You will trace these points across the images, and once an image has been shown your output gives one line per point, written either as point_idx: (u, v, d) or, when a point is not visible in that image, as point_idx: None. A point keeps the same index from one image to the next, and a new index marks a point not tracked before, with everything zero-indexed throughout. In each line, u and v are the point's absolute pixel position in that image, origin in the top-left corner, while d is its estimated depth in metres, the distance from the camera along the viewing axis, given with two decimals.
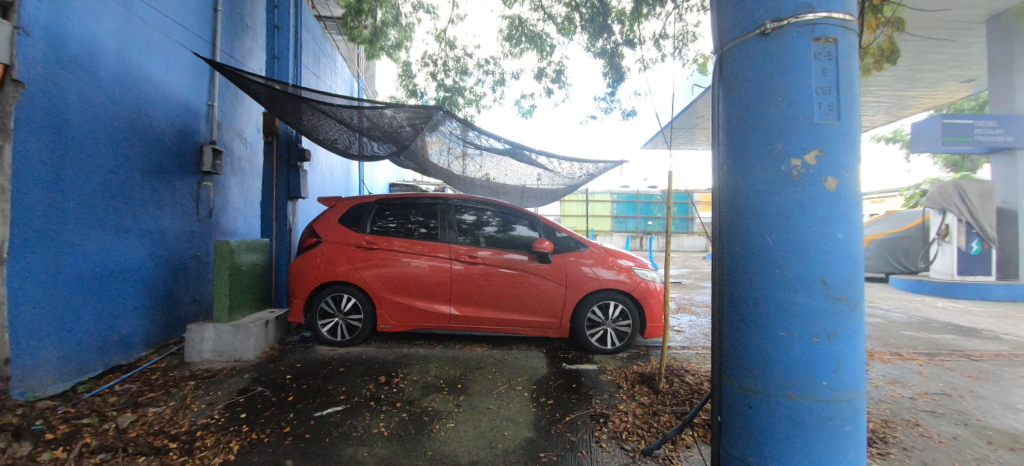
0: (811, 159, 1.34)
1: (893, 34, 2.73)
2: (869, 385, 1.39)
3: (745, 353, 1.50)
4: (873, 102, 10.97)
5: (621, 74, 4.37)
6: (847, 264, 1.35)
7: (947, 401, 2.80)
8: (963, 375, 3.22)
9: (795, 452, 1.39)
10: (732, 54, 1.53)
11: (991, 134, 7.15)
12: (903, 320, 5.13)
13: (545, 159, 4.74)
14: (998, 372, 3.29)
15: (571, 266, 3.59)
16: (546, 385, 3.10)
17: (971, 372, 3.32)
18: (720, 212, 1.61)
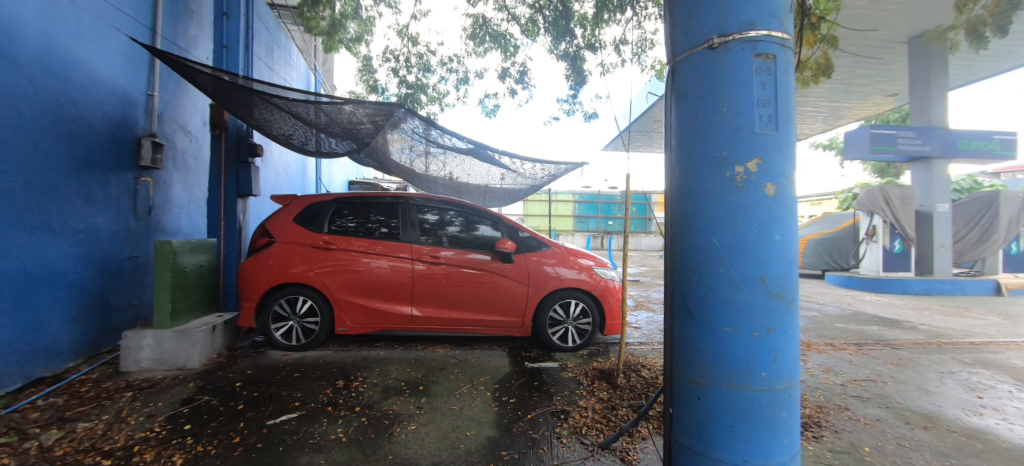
0: (753, 166, 1.42)
1: (828, 50, 2.92)
2: (803, 374, 1.50)
3: (693, 347, 1.57)
4: (813, 112, 11.81)
5: (583, 77, 4.46)
6: (783, 263, 1.45)
7: (872, 386, 3.06)
8: (886, 363, 3.54)
9: (739, 439, 1.47)
10: (683, 65, 1.59)
11: (911, 144, 7.86)
12: (835, 313, 5.57)
13: (509, 159, 4.75)
14: (914, 359, 3.64)
15: (535, 266, 3.63)
16: (508, 384, 3.11)
17: (893, 359, 3.64)
18: (672, 215, 1.67)
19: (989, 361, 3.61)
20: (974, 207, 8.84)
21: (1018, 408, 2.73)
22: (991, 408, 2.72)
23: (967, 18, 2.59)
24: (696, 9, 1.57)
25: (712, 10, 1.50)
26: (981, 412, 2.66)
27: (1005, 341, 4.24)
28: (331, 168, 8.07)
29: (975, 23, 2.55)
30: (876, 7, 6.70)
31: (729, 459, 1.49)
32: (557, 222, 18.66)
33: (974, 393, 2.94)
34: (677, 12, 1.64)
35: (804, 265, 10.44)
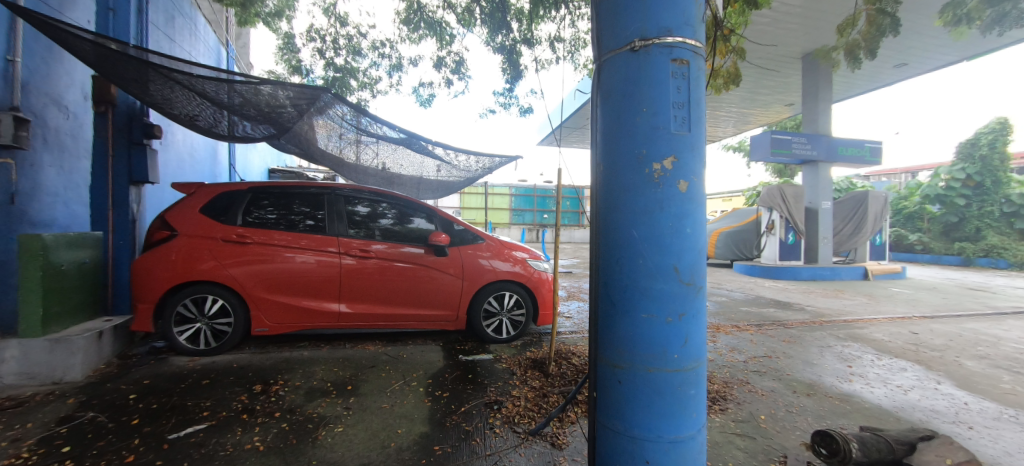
0: (669, 164, 1.52)
1: (738, 60, 3.17)
2: (709, 354, 1.63)
3: (614, 334, 1.65)
4: (726, 116, 13.04)
5: (519, 72, 4.51)
6: (693, 254, 1.57)
7: (768, 361, 3.45)
8: (780, 340, 4.01)
9: (654, 417, 1.58)
10: (608, 65, 1.65)
11: (802, 149, 8.96)
12: (741, 298, 6.23)
13: (443, 150, 4.67)
14: (802, 336, 4.18)
15: (470, 259, 3.61)
16: (442, 378, 3.07)
17: (785, 337, 4.15)
18: (596, 209, 1.73)
19: (857, 335, 4.25)
20: (848, 204, 10.34)
21: (877, 373, 3.25)
22: (857, 375, 3.21)
23: (845, 41, 2.90)
24: (621, 10, 1.62)
25: (635, 12, 1.56)
26: (851, 378, 3.13)
27: (868, 318, 5.03)
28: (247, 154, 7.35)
29: (853, 46, 2.86)
30: (778, 25, 7.49)
31: (645, 436, 1.60)
32: (494, 215, 18.71)
33: (845, 363, 3.44)
34: (604, 12, 1.68)
35: (716, 256, 11.48)
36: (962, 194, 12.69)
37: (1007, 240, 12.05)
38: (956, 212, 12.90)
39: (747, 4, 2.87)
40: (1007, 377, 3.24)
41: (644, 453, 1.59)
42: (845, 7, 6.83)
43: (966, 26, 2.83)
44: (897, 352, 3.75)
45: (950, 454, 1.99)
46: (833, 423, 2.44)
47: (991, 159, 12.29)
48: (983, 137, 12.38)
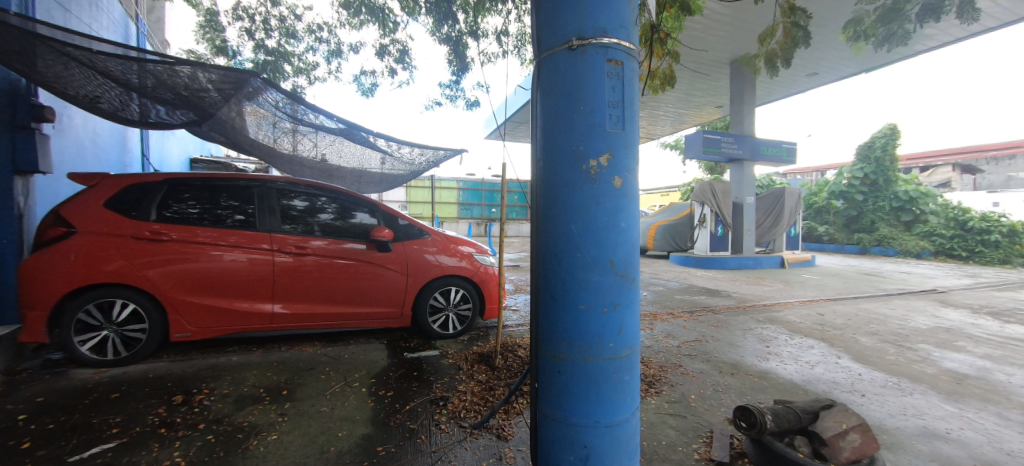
0: (605, 161, 1.57)
1: (673, 63, 3.31)
2: (641, 341, 1.72)
3: (554, 326, 1.68)
4: (664, 116, 13.84)
5: (465, 64, 4.47)
6: (627, 247, 1.64)
7: (699, 345, 3.72)
8: (709, 325, 4.34)
9: (592, 404, 1.64)
10: (547, 62, 1.67)
11: (730, 148, 9.68)
12: (676, 287, 6.65)
13: (386, 142, 4.54)
14: (728, 320, 4.54)
15: (415, 255, 3.56)
16: (386, 377, 2.99)
17: (714, 321, 4.49)
18: (537, 204, 1.75)
19: (774, 318, 4.69)
20: (768, 200, 11.38)
21: (790, 351, 3.61)
22: (773, 353, 3.54)
23: (766, 50, 3.08)
24: (559, 9, 1.63)
25: (573, 12, 1.58)
26: (768, 357, 3.45)
27: (783, 302, 5.57)
28: (163, 141, 6.65)
29: (772, 55, 3.07)
30: (710, 32, 8.00)
31: (584, 423, 1.65)
32: (442, 209, 18.48)
33: (763, 343, 3.79)
34: (544, 9, 1.69)
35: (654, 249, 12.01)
36: (861, 190, 14.40)
37: (895, 231, 13.86)
38: (856, 206, 14.59)
39: (681, 9, 3.00)
40: (891, 349, 3.75)
41: (583, 439, 1.65)
42: (767, 18, 7.46)
43: (864, 41, 3.16)
44: (806, 332, 4.20)
45: (845, 418, 2.20)
46: (752, 398, 2.70)
47: (883, 160, 14.02)
48: (877, 140, 14.12)
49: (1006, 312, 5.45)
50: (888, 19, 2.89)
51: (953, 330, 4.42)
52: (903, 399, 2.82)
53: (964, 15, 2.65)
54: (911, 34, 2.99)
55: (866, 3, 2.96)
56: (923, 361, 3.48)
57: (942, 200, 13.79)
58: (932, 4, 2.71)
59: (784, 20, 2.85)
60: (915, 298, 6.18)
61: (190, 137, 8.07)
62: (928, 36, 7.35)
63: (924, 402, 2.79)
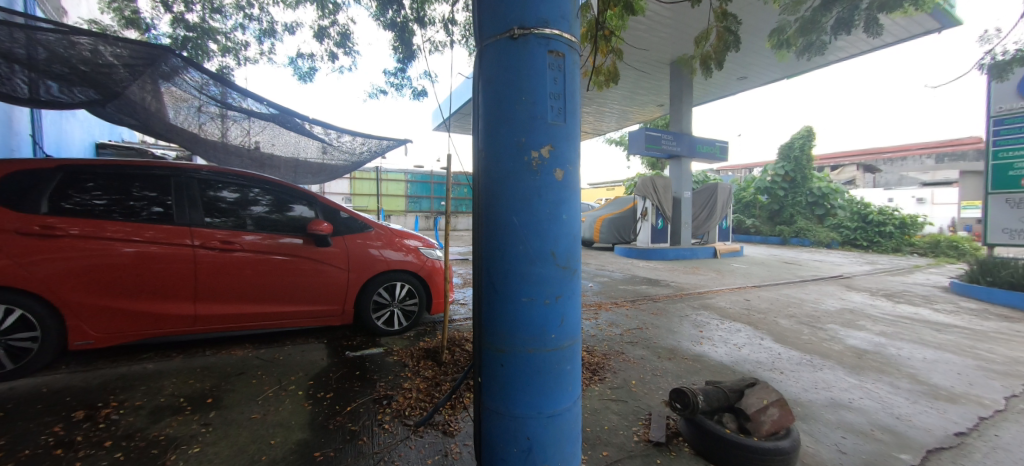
0: (546, 152, 1.58)
1: (617, 61, 3.35)
2: (583, 332, 1.76)
3: (498, 319, 1.66)
4: (610, 112, 14.37)
5: (411, 52, 4.33)
6: (568, 239, 1.67)
7: (640, 332, 3.90)
8: (649, 313, 4.57)
9: (535, 395, 1.65)
10: (489, 50, 1.63)
11: (669, 145, 10.21)
12: (620, 278, 6.94)
13: (324, 130, 4.36)
14: (667, 308, 4.81)
15: (358, 249, 3.45)
16: (325, 379, 2.85)
17: (654, 309, 4.73)
18: (479, 196, 1.72)
19: (708, 304, 5.02)
20: (703, 195, 12.17)
21: (721, 335, 3.89)
22: (706, 338, 3.79)
23: (702, 52, 3.19)
24: None
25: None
26: (702, 341, 3.69)
27: (715, 289, 6.00)
28: (61, 124, 5.84)
29: (707, 57, 3.19)
30: (653, 32, 8.38)
31: (527, 414, 1.66)
32: (388, 202, 17.92)
33: (697, 329, 4.04)
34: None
35: (599, 241, 12.28)
36: (782, 187, 15.84)
37: (810, 223, 15.38)
38: (779, 201, 15.99)
39: (625, 9, 3.05)
40: (806, 330, 4.15)
41: (526, 430, 1.66)
42: (704, 22, 7.94)
43: (787, 48, 3.43)
44: (735, 316, 4.55)
45: (766, 394, 2.37)
46: (687, 380, 2.87)
47: (800, 159, 15.48)
48: (796, 141, 15.57)
49: (897, 294, 6.24)
50: (807, 30, 3.15)
51: (855, 311, 4.98)
52: (816, 374, 3.12)
53: (870, 29, 2.91)
54: (826, 45, 3.26)
55: (790, 13, 3.20)
56: (832, 339, 3.89)
57: (848, 196, 15.46)
58: (843, 19, 2.98)
59: (718, 24, 2.96)
60: (825, 283, 6.91)
61: (96, 119, 7.16)
62: (840, 47, 8.18)
63: (832, 376, 3.12)
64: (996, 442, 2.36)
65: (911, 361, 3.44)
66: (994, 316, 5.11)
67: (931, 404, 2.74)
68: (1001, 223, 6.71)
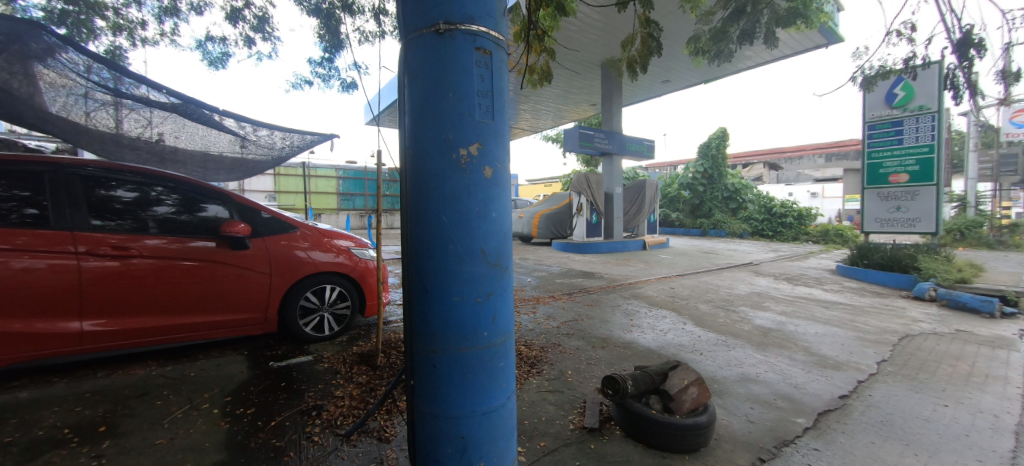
0: (474, 150, 1.55)
1: (550, 60, 3.39)
2: (514, 327, 1.77)
3: (428, 320, 1.61)
4: (545, 110, 14.73)
5: (339, 41, 4.09)
6: (498, 236, 1.66)
7: (575, 324, 4.05)
8: (584, 304, 4.76)
9: (467, 394, 1.63)
10: (414, 43, 1.55)
11: (602, 143, 10.65)
12: (556, 272, 7.16)
13: (237, 123, 4.04)
14: (600, 299, 5.05)
15: (282, 251, 3.24)
16: (244, 393, 2.65)
17: (588, 301, 4.95)
18: (406, 195, 1.64)
19: (637, 294, 5.35)
20: (633, 190, 12.94)
21: (649, 322, 4.16)
22: (636, 325, 4.05)
23: (629, 54, 3.33)
24: None
25: None
26: (633, 328, 3.93)
27: (643, 279, 6.40)
28: None
29: (633, 60, 3.32)
30: (584, 34, 8.67)
31: (461, 413, 1.63)
32: (318, 200, 16.84)
33: (628, 317, 4.29)
34: None
35: (538, 236, 12.47)
36: (701, 183, 17.29)
37: (725, 216, 16.94)
38: (699, 196, 17.41)
39: (557, 10, 3.09)
40: (721, 313, 4.57)
41: (460, 429, 1.63)
42: (631, 27, 8.35)
43: (701, 55, 3.72)
44: (660, 304, 4.89)
45: (686, 374, 2.55)
46: (618, 367, 3.05)
47: (716, 158, 16.95)
48: (712, 141, 17.04)
49: (794, 277, 7.08)
50: (717, 39, 3.43)
51: (761, 294, 5.59)
52: (729, 353, 3.45)
53: (768, 42, 3.25)
54: (733, 53, 3.57)
55: (704, 22, 3.46)
56: (743, 320, 4.32)
57: (757, 191, 17.23)
58: (747, 31, 3.28)
59: (641, 30, 3.10)
60: (737, 270, 7.65)
61: None
62: (746, 57, 9.04)
63: (742, 353, 3.48)
64: (870, 401, 2.78)
65: (805, 336, 3.93)
66: (867, 293, 6.00)
67: (821, 372, 3.16)
68: (874, 214, 7.81)
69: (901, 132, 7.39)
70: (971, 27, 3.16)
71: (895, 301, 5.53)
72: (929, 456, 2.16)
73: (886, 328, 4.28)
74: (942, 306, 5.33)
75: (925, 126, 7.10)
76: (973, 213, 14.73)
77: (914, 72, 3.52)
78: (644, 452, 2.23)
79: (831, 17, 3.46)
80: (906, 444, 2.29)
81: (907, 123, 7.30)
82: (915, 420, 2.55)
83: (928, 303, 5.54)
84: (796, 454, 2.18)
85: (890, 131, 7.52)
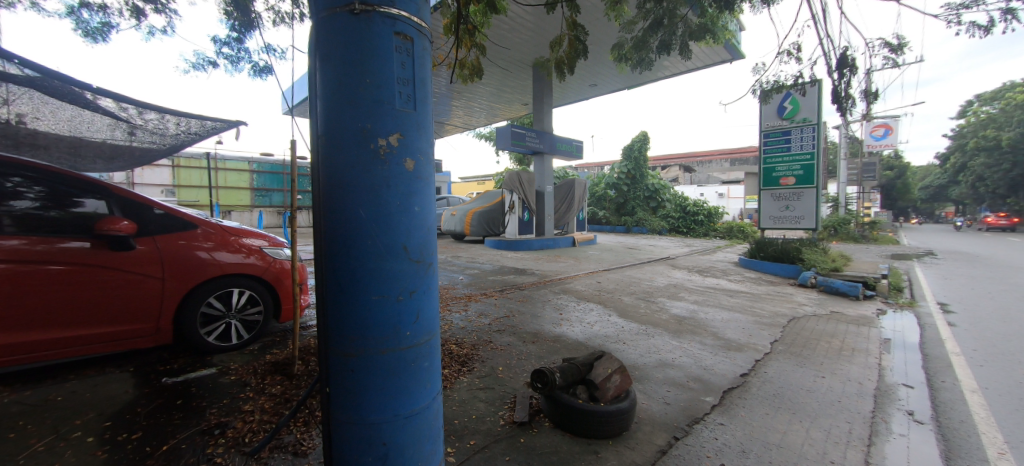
0: (394, 141, 1.44)
1: (481, 55, 3.37)
2: (440, 324, 1.68)
3: (343, 321, 1.47)
4: (479, 107, 14.73)
5: (250, 20, 3.73)
6: (421, 231, 1.57)
7: (507, 320, 4.10)
8: (516, 300, 4.84)
9: (389, 398, 1.51)
10: (326, 22, 1.41)
11: (533, 142, 10.93)
12: (489, 269, 7.20)
13: (117, 104, 3.51)
14: (531, 295, 5.16)
15: (177, 252, 2.87)
16: (129, 417, 2.30)
17: (520, 297, 5.04)
18: (318, 187, 1.48)
19: (566, 288, 5.56)
20: (563, 189, 13.22)
21: (577, 315, 4.34)
22: (565, 319, 4.20)
23: (557, 56, 3.43)
24: None
25: None
26: (563, 322, 4.07)
27: (572, 274, 6.67)
28: None
29: (562, 61, 3.43)
30: (515, 33, 8.82)
31: (381, 419, 1.51)
32: (226, 197, 15.25)
33: (558, 311, 4.44)
34: None
35: (470, 234, 12.40)
36: (625, 183, 18.46)
37: (646, 214, 18.27)
38: (623, 195, 18.57)
39: (488, 7, 3.09)
40: (642, 304, 4.91)
41: (381, 436, 1.51)
42: (559, 29, 8.68)
43: (624, 61, 3.94)
44: (588, 298, 5.13)
45: (610, 363, 2.67)
46: (547, 360, 3.14)
47: (639, 160, 18.22)
48: (634, 144, 18.25)
49: (704, 270, 7.84)
50: (639, 48, 3.65)
51: (677, 285, 6.10)
52: (649, 341, 3.72)
53: (682, 53, 3.53)
54: (652, 62, 3.84)
55: (627, 30, 3.65)
56: (661, 310, 4.68)
57: (674, 191, 18.81)
58: (664, 42, 3.54)
59: (569, 32, 3.20)
60: (655, 264, 8.29)
61: None
62: (664, 67, 9.82)
63: (661, 340, 3.76)
64: (765, 377, 3.15)
65: (713, 321, 4.37)
66: (763, 282, 6.81)
67: (727, 354, 3.52)
68: (769, 212, 8.92)
69: (789, 141, 8.50)
70: (844, 51, 3.70)
71: (783, 288, 6.35)
72: (810, 422, 2.51)
73: (778, 312, 4.89)
74: (820, 291, 6.22)
75: (807, 136, 8.24)
76: (842, 212, 17.43)
77: (799, 88, 4.04)
78: (571, 440, 2.31)
79: (734, 35, 3.86)
80: (792, 412, 2.63)
81: (793, 133, 8.40)
82: (801, 390, 2.94)
83: (810, 289, 6.45)
84: (704, 430, 2.40)
85: (780, 140, 8.60)
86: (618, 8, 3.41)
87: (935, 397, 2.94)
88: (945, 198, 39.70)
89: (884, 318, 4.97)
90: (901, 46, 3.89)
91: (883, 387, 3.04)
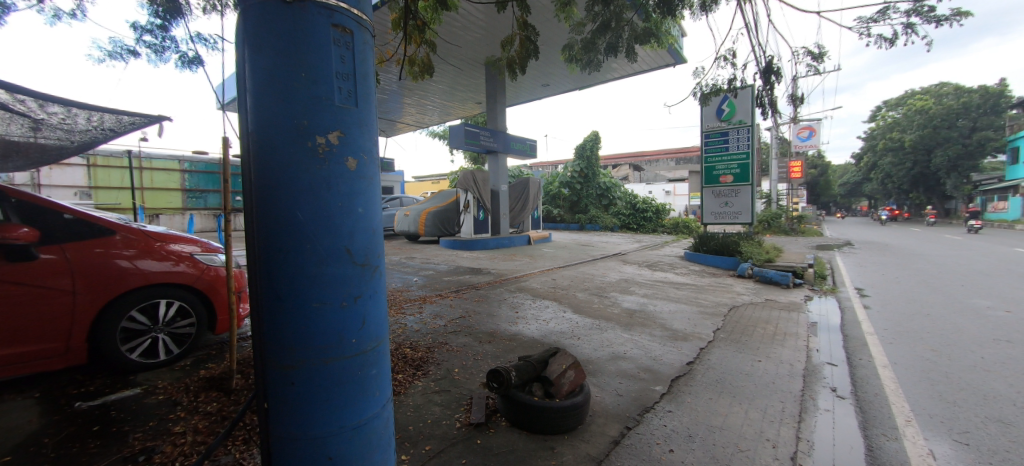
0: (334, 139, 1.38)
1: (431, 51, 3.30)
2: (389, 330, 1.64)
3: (281, 331, 1.38)
4: (432, 105, 14.46)
5: (174, 6, 3.41)
6: (367, 234, 1.50)
7: (462, 321, 4.07)
8: (472, 301, 4.82)
9: (333, 410, 1.44)
10: (256, 10, 1.31)
11: (488, 141, 10.92)
12: (444, 270, 7.11)
13: (12, 96, 3.03)
14: (487, 294, 5.15)
15: (92, 262, 2.58)
16: (35, 449, 2.04)
17: (476, 297, 5.03)
18: (250, 187, 1.38)
19: (522, 287, 5.61)
20: (517, 188, 13.31)
21: (533, 313, 4.40)
22: (520, 317, 4.24)
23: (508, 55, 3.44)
24: None
25: None
26: (519, 321, 4.11)
27: (527, 273, 6.74)
28: None
29: (513, 60, 3.44)
30: (466, 31, 8.74)
31: (326, 433, 1.44)
32: (152, 198, 13.87)
33: (514, 310, 4.48)
34: None
35: (425, 234, 12.15)
36: (578, 181, 18.87)
37: (599, 211, 18.80)
38: (577, 193, 18.98)
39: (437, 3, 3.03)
40: (596, 299, 5.07)
41: (327, 450, 1.44)
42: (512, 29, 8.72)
43: (574, 62, 4.02)
44: (543, 295, 5.21)
45: (564, 360, 2.73)
46: (503, 359, 3.17)
47: (591, 159, 18.71)
48: (586, 143, 18.71)
49: (653, 264, 8.21)
50: (588, 49, 3.74)
51: (628, 280, 6.35)
52: (602, 335, 3.85)
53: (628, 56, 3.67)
54: (600, 63, 3.95)
55: (577, 31, 3.73)
56: (613, 305, 4.86)
57: (624, 189, 19.50)
58: (611, 44, 3.65)
59: (520, 32, 3.22)
60: (607, 260, 8.56)
61: None
62: (613, 68, 10.16)
63: (613, 334, 3.90)
64: (709, 363, 3.37)
65: (661, 313, 4.60)
66: (706, 274, 7.25)
67: (675, 344, 3.73)
68: (710, 209, 9.49)
69: (727, 142, 9.09)
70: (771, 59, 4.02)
71: (724, 279, 6.80)
72: (749, 403, 2.71)
73: (719, 301, 5.24)
74: (756, 281, 6.72)
75: (743, 137, 8.86)
76: (774, 208, 18.94)
77: (734, 92, 4.32)
78: (527, 438, 2.34)
79: (676, 40, 4.06)
80: (733, 396, 2.83)
81: (731, 134, 8.99)
82: (740, 374, 3.17)
83: (747, 279, 6.95)
84: (654, 418, 2.52)
85: (719, 141, 9.18)
86: (567, 10, 3.47)
87: (855, 373, 3.29)
88: (861, 193, 44.23)
89: (811, 303, 5.47)
90: (821, 55, 4.28)
91: (811, 367, 3.36)
